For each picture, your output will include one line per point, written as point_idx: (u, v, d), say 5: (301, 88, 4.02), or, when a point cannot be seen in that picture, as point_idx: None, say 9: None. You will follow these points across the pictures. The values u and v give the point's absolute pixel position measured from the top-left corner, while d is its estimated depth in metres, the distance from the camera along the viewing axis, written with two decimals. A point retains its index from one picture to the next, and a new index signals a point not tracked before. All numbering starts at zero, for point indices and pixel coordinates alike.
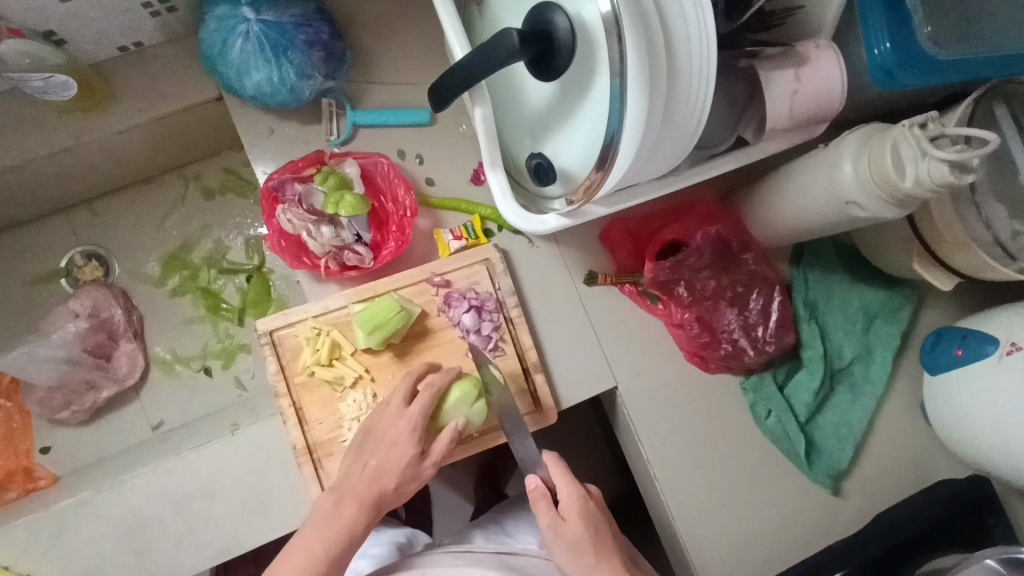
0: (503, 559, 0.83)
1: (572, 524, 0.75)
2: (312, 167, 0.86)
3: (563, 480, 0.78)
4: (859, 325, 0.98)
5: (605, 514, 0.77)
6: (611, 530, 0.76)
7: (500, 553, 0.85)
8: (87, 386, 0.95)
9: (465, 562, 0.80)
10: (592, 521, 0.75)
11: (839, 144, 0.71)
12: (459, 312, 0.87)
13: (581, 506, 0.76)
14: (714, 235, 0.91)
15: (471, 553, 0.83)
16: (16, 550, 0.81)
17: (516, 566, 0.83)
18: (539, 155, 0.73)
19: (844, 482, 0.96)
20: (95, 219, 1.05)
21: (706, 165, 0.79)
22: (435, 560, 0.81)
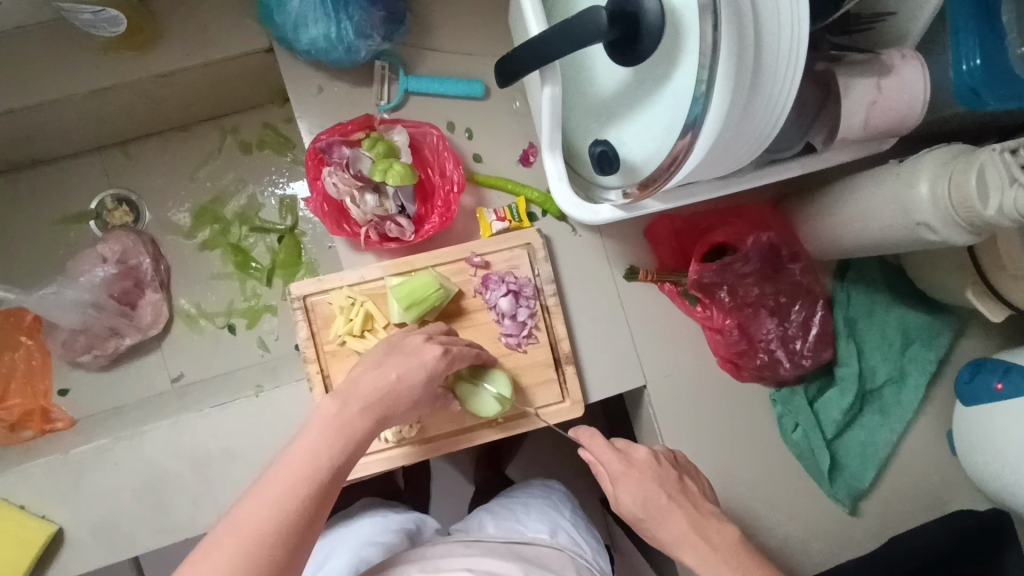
0: (514, 548, 0.79)
1: (625, 495, 0.71)
2: (360, 132, 0.83)
3: (601, 449, 0.74)
4: (896, 347, 0.96)
5: (666, 475, 0.72)
6: (661, 486, 0.70)
7: (511, 543, 0.81)
8: (110, 332, 0.94)
9: (476, 551, 0.76)
10: (642, 488, 0.70)
11: (917, 162, 0.68)
12: (496, 295, 0.85)
13: (629, 475, 0.71)
14: (765, 243, 0.89)
15: (481, 544, 0.79)
16: (31, 491, 0.80)
17: (527, 557, 0.78)
18: (604, 142, 0.70)
19: (864, 502, 0.94)
20: (129, 163, 1.03)
21: (766, 170, 0.76)
22: (446, 549, 0.77)
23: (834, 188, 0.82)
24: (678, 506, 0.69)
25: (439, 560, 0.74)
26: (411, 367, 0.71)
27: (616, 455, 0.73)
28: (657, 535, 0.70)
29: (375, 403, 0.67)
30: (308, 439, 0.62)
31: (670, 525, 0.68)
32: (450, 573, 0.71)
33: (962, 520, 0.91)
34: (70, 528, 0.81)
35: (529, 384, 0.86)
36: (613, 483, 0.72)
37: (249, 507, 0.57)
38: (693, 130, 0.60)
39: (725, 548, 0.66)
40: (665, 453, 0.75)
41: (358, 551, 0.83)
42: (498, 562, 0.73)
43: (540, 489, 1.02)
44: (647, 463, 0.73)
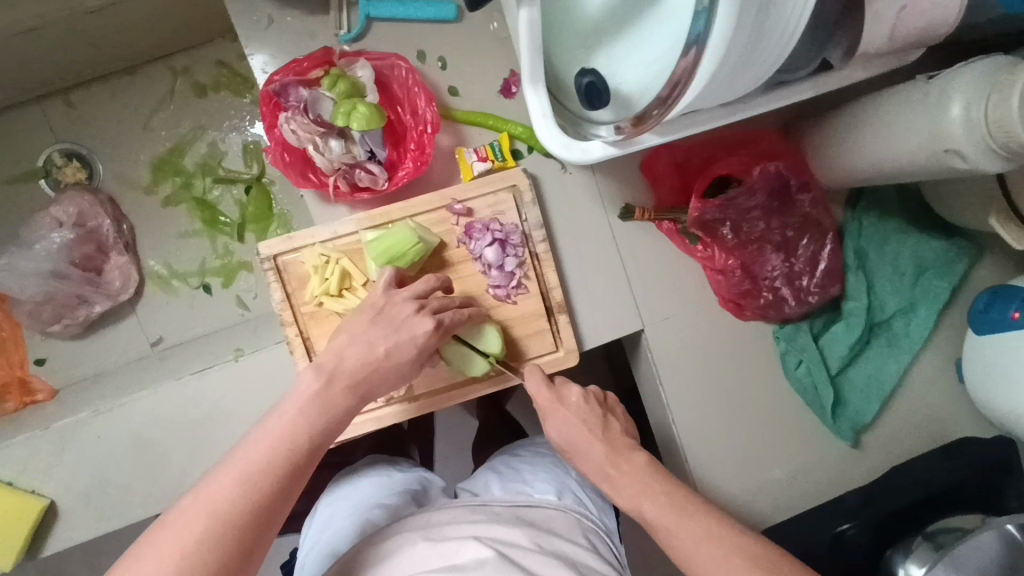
0: (519, 514, 0.74)
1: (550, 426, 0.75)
2: (318, 69, 0.74)
3: (537, 386, 0.76)
4: (909, 277, 0.90)
5: (594, 412, 0.75)
6: (586, 423, 0.73)
7: (516, 507, 0.76)
8: (78, 300, 0.89)
9: (481, 518, 0.71)
10: (568, 425, 0.74)
11: (950, 79, 0.60)
12: (482, 245, 0.79)
13: (558, 410, 0.75)
14: (772, 173, 0.82)
15: (488, 509, 0.74)
16: (17, 466, 0.79)
17: (533, 521, 0.74)
18: (591, 73, 0.61)
19: (867, 436, 0.92)
20: (74, 114, 0.94)
21: (777, 94, 0.67)
22: (452, 515, 0.72)
23: (850, 110, 0.73)
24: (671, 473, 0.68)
25: (443, 528, 0.69)
26: (400, 343, 0.69)
27: (548, 390, 0.75)
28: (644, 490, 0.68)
29: (354, 373, 0.65)
30: (289, 413, 0.60)
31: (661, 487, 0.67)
32: (456, 541, 0.66)
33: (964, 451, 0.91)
34: (61, 501, 0.80)
35: (520, 336, 0.82)
36: (544, 417, 0.75)
37: (220, 483, 0.54)
38: (692, 50, 0.52)
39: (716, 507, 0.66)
40: (595, 392, 0.77)
41: (363, 514, 0.81)
42: (506, 530, 0.68)
43: (546, 450, 0.97)
44: (578, 401, 0.75)
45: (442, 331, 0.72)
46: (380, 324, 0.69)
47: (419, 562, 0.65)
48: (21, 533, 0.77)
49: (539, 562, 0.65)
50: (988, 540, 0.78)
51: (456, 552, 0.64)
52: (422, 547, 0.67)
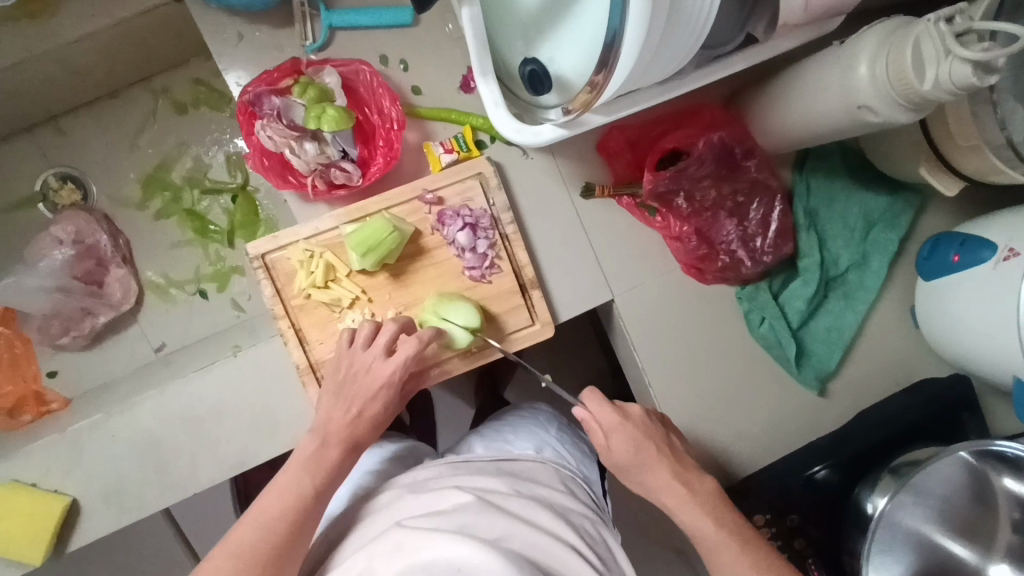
0: (501, 465, 0.82)
1: (619, 447, 0.78)
2: (288, 79, 0.80)
3: (598, 404, 0.79)
4: (858, 232, 0.96)
5: (661, 432, 0.80)
6: (650, 440, 0.78)
7: (498, 461, 0.83)
8: (83, 313, 0.96)
9: (462, 471, 0.78)
10: (637, 439, 0.77)
11: (856, 41, 0.66)
12: (454, 230, 0.85)
13: (627, 429, 0.78)
14: (717, 143, 0.88)
15: (469, 464, 0.81)
16: (38, 469, 0.85)
17: (513, 472, 0.81)
18: (533, 61, 0.67)
19: (831, 383, 0.98)
20: (65, 139, 1.00)
21: (710, 68, 0.73)
22: (435, 471, 0.79)
23: (784, 77, 0.79)
24: (664, 457, 0.77)
25: (428, 482, 0.76)
26: (368, 398, 0.76)
27: (614, 410, 0.78)
28: (645, 470, 0.77)
29: (341, 432, 0.74)
30: (294, 467, 0.71)
31: (656, 472, 0.77)
32: (439, 490, 0.73)
33: (926, 387, 0.96)
34: (82, 498, 0.85)
35: (498, 313, 0.88)
36: (608, 436, 0.78)
37: (240, 531, 0.66)
38: (614, 46, 0.59)
39: (661, 488, 0.76)
40: (654, 412, 0.83)
41: (356, 481, 0.88)
42: (485, 479, 0.76)
43: (528, 410, 1.05)
44: (640, 418, 0.80)
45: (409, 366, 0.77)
46: (347, 387, 0.76)
47: (407, 509, 0.72)
48: (47, 537, 0.83)
49: (518, 505, 0.72)
50: (949, 467, 0.82)
51: (438, 499, 0.71)
52: (409, 498, 0.74)
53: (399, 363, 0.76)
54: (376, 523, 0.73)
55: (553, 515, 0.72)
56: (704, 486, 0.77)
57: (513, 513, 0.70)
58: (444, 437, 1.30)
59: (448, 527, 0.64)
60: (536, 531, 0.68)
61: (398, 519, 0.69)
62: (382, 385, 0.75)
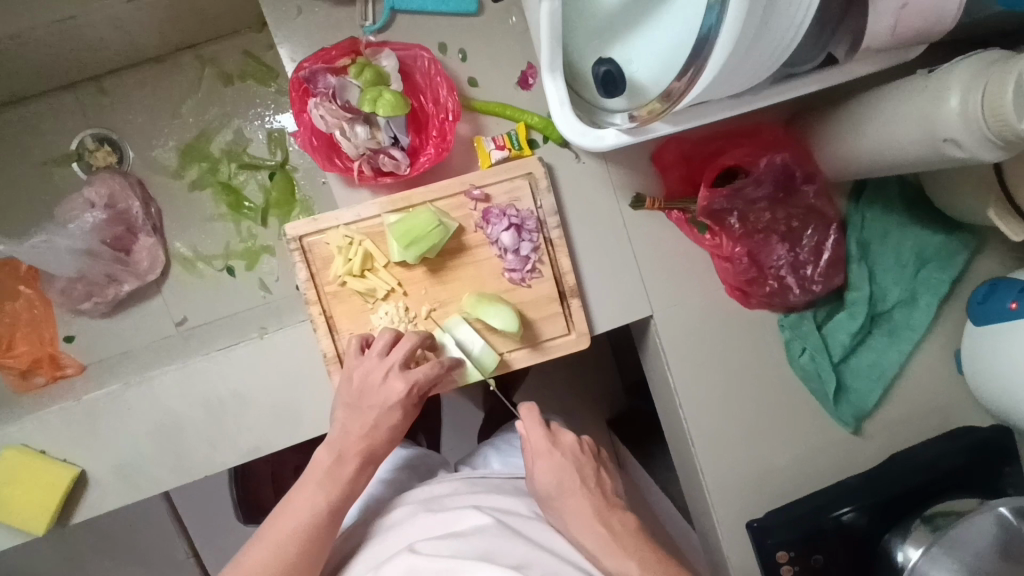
0: (518, 484, 0.81)
1: (540, 474, 0.73)
2: (345, 58, 0.78)
3: (532, 425, 0.75)
4: (910, 268, 0.93)
5: (591, 466, 0.75)
6: (577, 473, 0.73)
7: (514, 479, 0.83)
8: (108, 279, 0.93)
9: (480, 489, 0.76)
10: (561, 469, 0.73)
11: (947, 73, 0.64)
12: (498, 230, 0.82)
13: (551, 456, 0.74)
14: (778, 164, 0.86)
15: (487, 480, 0.80)
16: (49, 437, 0.82)
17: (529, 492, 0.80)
18: (609, 62, 0.65)
19: (867, 422, 0.95)
20: (106, 101, 0.98)
21: (785, 87, 0.70)
22: (451, 487, 0.77)
23: (856, 103, 0.76)
24: (586, 491, 0.72)
25: (443, 500, 0.74)
26: (382, 413, 0.74)
27: (545, 435, 0.75)
28: (566, 504, 0.71)
29: (357, 446, 0.73)
30: (306, 489, 0.70)
31: (575, 507, 0.71)
32: (455, 510, 0.70)
33: (967, 436, 0.90)
34: (92, 470, 0.83)
35: (535, 319, 0.85)
36: (534, 461, 0.74)
37: (252, 554, 0.66)
38: (705, 48, 0.57)
39: (581, 530, 0.69)
40: (590, 443, 0.78)
41: (366, 489, 0.86)
42: (503, 499, 0.74)
43: None
44: (572, 447, 0.76)
45: (416, 389, 0.75)
46: (360, 403, 0.74)
47: (420, 528, 0.69)
48: (49, 508, 0.80)
49: (540, 530, 0.70)
50: (987, 522, 0.77)
51: (456, 520, 0.68)
52: (423, 516, 0.70)
53: (415, 377, 0.75)
54: (388, 543, 0.70)
55: (570, 543, 0.69)
56: (627, 526, 0.71)
57: (532, 538, 0.67)
58: (458, 439, 1.27)
59: (467, 553, 0.62)
60: (556, 558, 0.65)
61: (412, 542, 0.66)
62: (398, 398, 0.74)
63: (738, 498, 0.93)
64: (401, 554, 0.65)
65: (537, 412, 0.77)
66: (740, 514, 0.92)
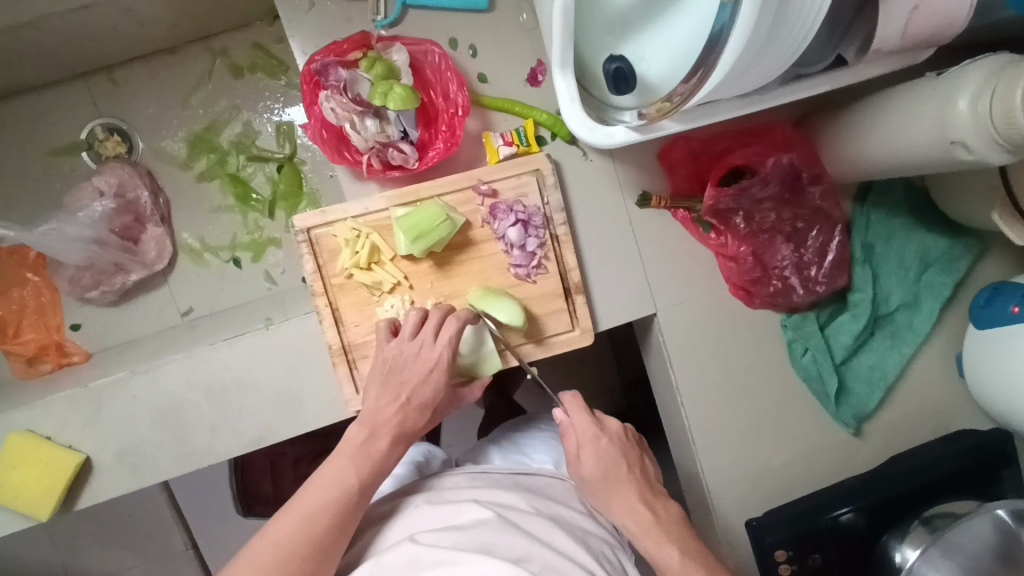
0: (519, 480, 0.79)
1: (586, 461, 0.77)
2: (356, 52, 0.78)
3: (579, 413, 0.78)
4: (913, 272, 0.93)
5: (635, 453, 0.79)
6: (622, 458, 0.77)
7: (516, 474, 0.81)
8: (115, 268, 0.94)
9: (481, 483, 0.75)
10: (606, 456, 0.77)
11: (957, 76, 0.64)
12: (505, 225, 0.82)
13: (596, 444, 0.77)
14: (785, 165, 0.86)
15: (488, 475, 0.79)
16: (55, 423, 0.82)
17: (531, 487, 0.78)
18: (619, 59, 0.65)
19: (867, 424, 0.95)
20: (116, 91, 0.99)
21: (793, 87, 0.70)
22: (454, 481, 0.77)
23: (865, 105, 0.77)
24: (631, 479, 0.76)
25: (445, 492, 0.74)
26: (415, 386, 0.74)
27: (591, 423, 0.78)
28: (611, 490, 0.75)
29: (390, 423, 0.73)
30: (334, 464, 0.69)
31: (620, 494, 0.75)
32: (457, 504, 0.70)
33: (967, 439, 0.91)
34: (97, 456, 0.83)
35: (540, 314, 0.85)
36: (578, 449, 0.77)
37: (278, 524, 0.66)
38: (716, 45, 0.57)
39: (626, 512, 0.74)
40: (632, 431, 0.81)
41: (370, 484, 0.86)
42: (503, 494, 0.73)
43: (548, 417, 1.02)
44: (616, 434, 0.79)
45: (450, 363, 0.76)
46: (395, 377, 0.74)
47: (421, 521, 0.70)
48: (55, 493, 0.81)
49: (541, 524, 0.69)
50: (984, 525, 0.78)
51: (456, 514, 0.69)
52: (424, 508, 0.71)
53: (452, 343, 0.76)
54: (389, 535, 0.70)
55: (571, 538, 0.69)
56: (670, 513, 0.75)
57: (531, 533, 0.67)
58: (459, 434, 1.27)
59: (466, 546, 0.63)
60: (554, 553, 0.65)
61: (412, 533, 0.67)
62: (434, 363, 0.75)
63: (738, 497, 0.93)
64: (401, 544, 0.66)
65: (581, 401, 0.81)
66: (740, 513, 0.93)
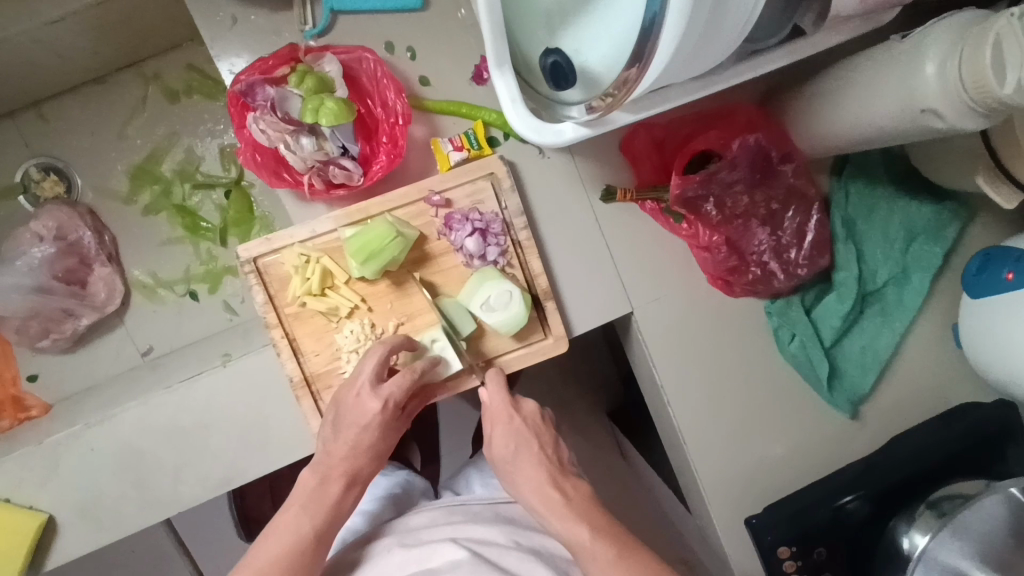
0: (499, 510, 0.78)
1: (497, 438, 0.72)
2: (284, 66, 0.73)
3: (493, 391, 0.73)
4: (899, 244, 0.88)
5: (551, 435, 0.73)
6: (535, 440, 0.71)
7: (495, 504, 0.80)
8: (64, 314, 0.91)
9: (459, 519, 0.75)
10: (516, 437, 0.71)
11: (922, 38, 0.59)
12: (462, 236, 0.78)
13: (507, 422, 0.72)
14: (753, 145, 0.81)
15: (466, 507, 0.78)
16: (12, 484, 0.79)
17: (511, 517, 0.78)
18: (556, 53, 0.60)
19: (863, 407, 0.91)
20: (48, 128, 0.95)
21: (750, 64, 0.65)
22: (429, 518, 0.76)
23: (829, 74, 0.72)
24: (540, 457, 0.70)
25: (419, 532, 0.73)
26: (359, 431, 0.71)
27: (506, 401, 0.73)
28: (520, 471, 0.70)
29: (344, 462, 0.70)
30: (289, 514, 0.68)
31: (527, 475, 0.69)
32: (431, 545, 0.70)
33: (963, 421, 0.85)
34: (59, 514, 0.80)
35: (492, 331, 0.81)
36: (491, 427, 0.72)
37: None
38: (654, 29, 0.52)
39: (533, 495, 0.68)
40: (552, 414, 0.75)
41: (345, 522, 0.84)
42: (482, 528, 0.72)
43: None
44: (532, 415, 0.73)
45: (390, 409, 0.71)
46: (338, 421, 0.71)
47: (397, 566, 0.69)
48: (20, 555, 0.78)
49: (518, 558, 0.69)
50: (998, 507, 0.73)
51: (431, 555, 0.68)
52: (399, 552, 0.70)
53: (388, 394, 0.71)
54: None
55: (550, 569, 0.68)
56: (578, 492, 0.68)
57: (510, 570, 0.66)
58: (448, 447, 1.24)
59: None
60: None
61: None
62: (372, 417, 0.70)
63: (736, 496, 0.89)
64: None
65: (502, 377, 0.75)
66: (738, 511, 0.89)
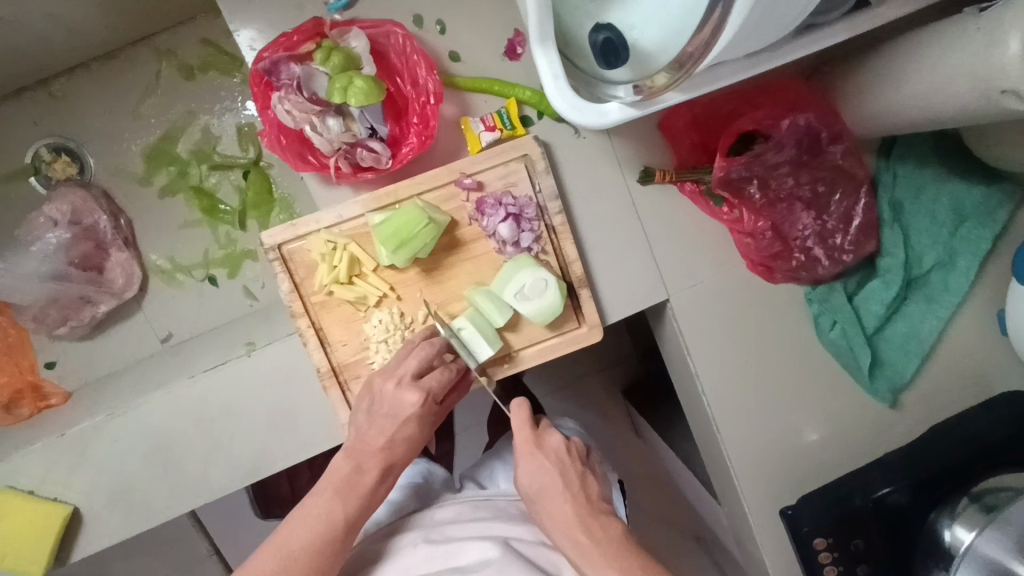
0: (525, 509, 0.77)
1: (523, 470, 0.68)
2: (309, 42, 0.69)
3: (520, 422, 0.69)
4: (948, 227, 0.84)
5: (580, 471, 0.69)
6: (562, 476, 0.67)
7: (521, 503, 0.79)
8: (82, 301, 0.88)
9: (485, 515, 0.74)
10: (541, 472, 0.68)
11: (1005, 11, 0.54)
12: (495, 221, 0.75)
13: (533, 456, 0.68)
14: (802, 125, 0.78)
15: (491, 504, 0.78)
16: (35, 476, 0.77)
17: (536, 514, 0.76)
18: (607, 28, 0.56)
19: (903, 395, 0.88)
20: (58, 106, 0.91)
21: (809, 38, 0.61)
22: (454, 513, 0.75)
23: (893, 48, 0.67)
24: (568, 495, 0.66)
25: (445, 528, 0.72)
26: (398, 425, 0.69)
27: (531, 434, 0.69)
28: (550, 508, 0.66)
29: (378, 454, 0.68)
30: (322, 500, 0.65)
31: (556, 515, 0.66)
32: (458, 541, 0.69)
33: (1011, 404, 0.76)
34: (85, 505, 0.78)
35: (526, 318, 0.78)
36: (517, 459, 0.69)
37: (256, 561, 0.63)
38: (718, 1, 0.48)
39: (561, 534, 0.64)
40: (579, 445, 0.71)
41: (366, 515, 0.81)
42: (508, 526, 0.71)
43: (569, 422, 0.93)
44: (558, 449, 0.69)
45: (429, 401, 0.70)
46: (376, 411, 0.70)
47: (422, 561, 0.68)
48: (46, 547, 0.76)
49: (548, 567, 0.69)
50: None
51: (458, 552, 0.67)
52: (424, 547, 0.69)
53: (428, 386, 0.70)
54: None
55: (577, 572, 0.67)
56: (609, 533, 0.64)
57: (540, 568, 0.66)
58: (469, 431, 1.23)
59: None
60: None
61: None
62: (410, 410, 0.69)
63: (771, 485, 0.87)
64: None
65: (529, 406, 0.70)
66: (774, 501, 0.87)
